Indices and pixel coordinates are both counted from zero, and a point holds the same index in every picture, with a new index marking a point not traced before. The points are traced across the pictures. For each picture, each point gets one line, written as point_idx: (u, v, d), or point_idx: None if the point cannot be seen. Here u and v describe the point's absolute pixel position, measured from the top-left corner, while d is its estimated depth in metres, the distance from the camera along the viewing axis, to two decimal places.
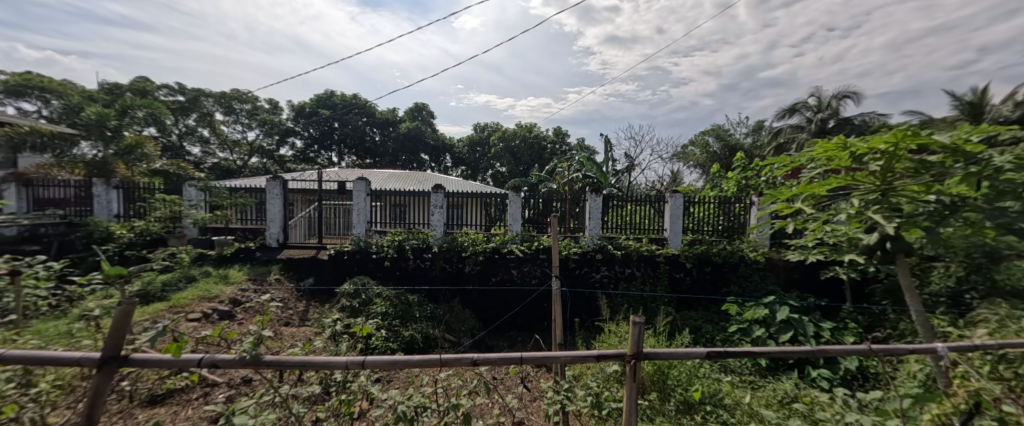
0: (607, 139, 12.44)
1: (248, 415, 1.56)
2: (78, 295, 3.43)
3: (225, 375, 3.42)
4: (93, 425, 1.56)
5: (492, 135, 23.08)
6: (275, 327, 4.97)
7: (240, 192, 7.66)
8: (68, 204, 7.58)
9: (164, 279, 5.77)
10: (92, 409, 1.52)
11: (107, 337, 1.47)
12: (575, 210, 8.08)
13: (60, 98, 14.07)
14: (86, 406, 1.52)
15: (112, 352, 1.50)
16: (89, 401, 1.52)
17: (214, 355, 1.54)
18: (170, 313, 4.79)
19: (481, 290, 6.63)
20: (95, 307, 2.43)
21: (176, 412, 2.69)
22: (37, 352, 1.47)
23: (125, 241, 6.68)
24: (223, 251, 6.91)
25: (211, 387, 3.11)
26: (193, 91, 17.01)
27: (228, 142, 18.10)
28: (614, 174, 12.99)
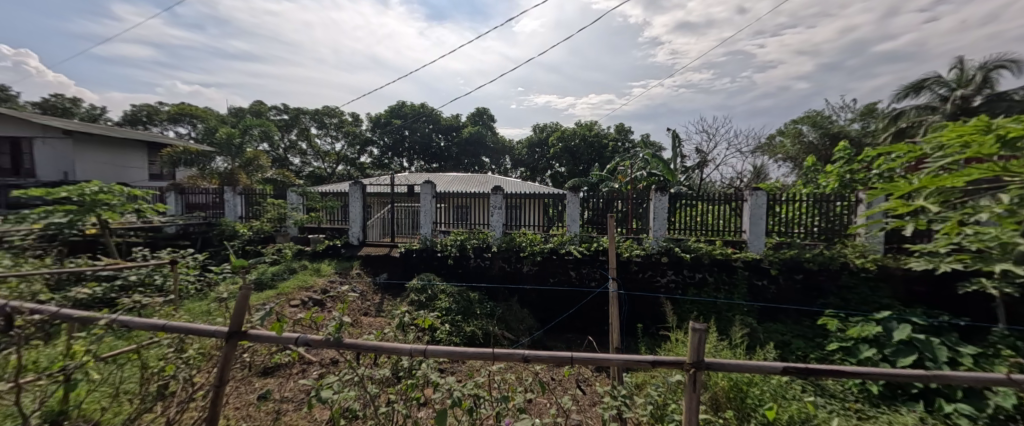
0: (675, 133, 11.61)
1: (332, 390, 1.80)
2: (215, 280, 4.28)
3: (317, 354, 3.94)
4: (223, 386, 1.92)
5: (551, 135, 22.93)
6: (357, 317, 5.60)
7: (330, 196, 8.81)
8: (207, 207, 9.31)
9: (273, 270, 6.82)
10: (222, 374, 1.87)
11: (232, 315, 1.81)
12: (638, 210, 7.71)
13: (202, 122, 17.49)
14: (218, 372, 1.88)
15: (234, 328, 1.84)
16: (220, 367, 1.87)
17: (308, 336, 1.81)
18: (276, 299, 5.65)
19: (540, 290, 6.68)
20: (226, 292, 3.02)
21: (280, 383, 3.20)
22: (187, 324, 1.86)
23: (246, 238, 8.05)
24: (316, 247, 7.95)
25: (308, 366, 3.63)
26: (294, 109, 19.93)
27: (320, 153, 20.70)
28: (683, 171, 12.10)
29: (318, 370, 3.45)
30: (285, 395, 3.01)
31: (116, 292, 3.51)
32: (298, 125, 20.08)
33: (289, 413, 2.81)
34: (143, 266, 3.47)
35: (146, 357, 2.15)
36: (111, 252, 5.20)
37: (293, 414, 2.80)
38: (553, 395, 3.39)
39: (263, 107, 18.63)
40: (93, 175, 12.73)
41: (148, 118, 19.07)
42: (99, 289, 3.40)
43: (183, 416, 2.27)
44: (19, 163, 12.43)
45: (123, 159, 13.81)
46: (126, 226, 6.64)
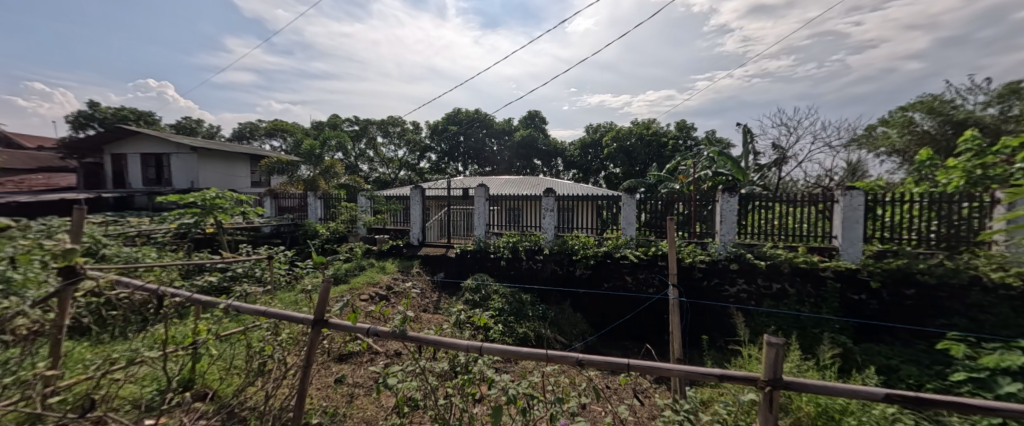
0: (746, 129, 10.61)
1: (397, 378, 1.93)
2: (300, 276, 4.83)
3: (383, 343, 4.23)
4: (309, 369, 2.11)
5: (605, 135, 22.24)
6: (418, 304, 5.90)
7: (394, 199, 9.50)
8: (294, 210, 10.49)
9: (347, 266, 7.52)
10: (309, 358, 2.07)
11: (316, 305, 2.02)
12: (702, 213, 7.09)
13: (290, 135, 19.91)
14: (306, 355, 2.08)
15: (318, 316, 2.04)
16: (308, 351, 2.07)
17: (377, 327, 1.96)
18: (349, 294, 6.17)
19: (593, 295, 6.48)
20: (311, 285, 3.38)
21: (351, 369, 3.48)
22: (282, 311, 2.08)
23: (324, 237, 8.97)
24: (382, 246, 8.60)
25: (376, 356, 3.80)
26: (364, 121, 21.83)
27: (385, 160, 22.37)
28: (758, 170, 11.02)
29: (385, 359, 3.59)
30: (356, 381, 3.17)
31: (229, 280, 4.10)
32: (367, 135, 21.92)
33: (362, 398, 2.92)
34: (246, 260, 4.03)
35: (249, 339, 2.47)
36: (223, 247, 6.08)
37: (365, 400, 2.92)
38: (609, 403, 3.28)
39: (339, 120, 20.62)
40: (211, 183, 15.14)
41: (249, 134, 22.20)
42: (211, 278, 3.98)
43: (272, 392, 2.55)
44: (161, 174, 15.18)
45: (231, 168, 16.20)
46: (231, 226, 7.76)
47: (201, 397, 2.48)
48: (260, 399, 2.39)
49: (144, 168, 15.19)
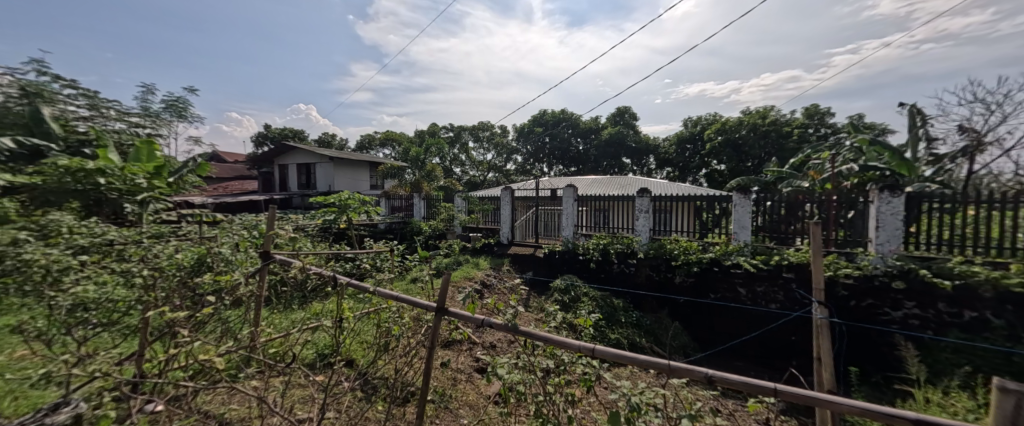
0: (916, 112, 8.58)
1: (505, 371, 1.96)
2: (412, 268, 5.30)
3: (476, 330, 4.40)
4: (432, 360, 1.95)
5: (707, 129, 20.15)
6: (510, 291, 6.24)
7: (487, 201, 10.05)
8: (402, 209, 11.79)
9: (448, 260, 8.13)
10: (433, 348, 1.91)
11: (438, 292, 1.85)
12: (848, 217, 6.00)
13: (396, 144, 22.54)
14: (429, 346, 1.92)
15: (440, 302, 1.86)
16: (431, 341, 1.91)
17: (491, 320, 1.83)
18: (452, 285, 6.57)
19: (696, 304, 5.94)
20: (423, 274, 3.75)
21: (454, 354, 3.63)
22: (413, 298, 1.99)
23: (427, 234, 9.87)
24: (476, 244, 9.16)
25: (473, 343, 3.96)
26: (458, 128, 23.64)
27: (475, 163, 23.80)
28: (932, 164, 8.86)
29: (482, 347, 3.75)
30: (458, 366, 3.35)
31: (360, 268, 4.70)
32: (460, 141, 23.65)
33: (464, 384, 3.10)
34: (375, 252, 4.55)
35: (380, 316, 2.65)
36: (354, 241, 6.84)
37: (467, 386, 3.09)
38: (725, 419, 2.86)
39: (436, 128, 22.54)
40: (341, 187, 18.00)
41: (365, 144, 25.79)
42: (343, 265, 4.63)
43: (392, 365, 2.77)
44: (306, 179, 18.49)
45: (355, 174, 18.99)
46: (357, 223, 9.01)
47: (339, 362, 2.94)
48: (392, 370, 2.67)
49: (298, 175, 18.64)
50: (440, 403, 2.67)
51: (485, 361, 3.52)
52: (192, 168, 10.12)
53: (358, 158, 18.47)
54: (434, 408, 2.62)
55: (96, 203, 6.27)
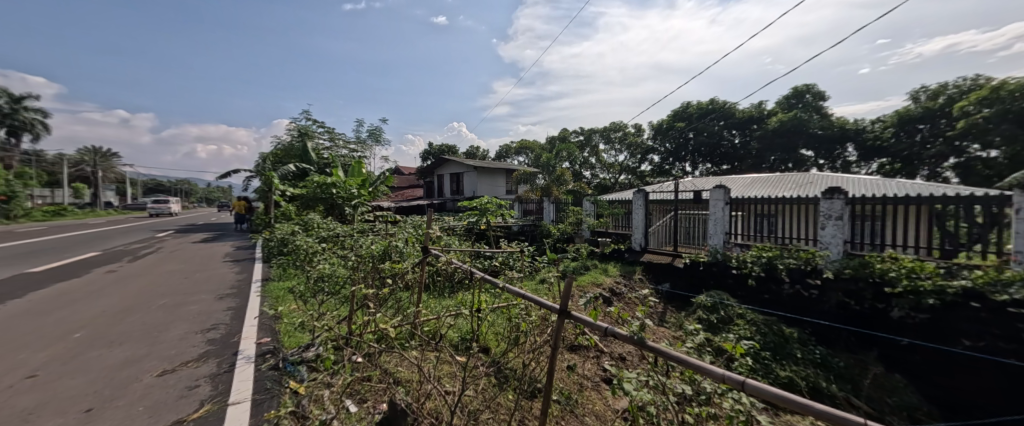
0: None
1: (632, 389, 1.74)
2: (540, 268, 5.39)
3: (602, 337, 4.20)
4: (552, 367, 1.80)
5: (949, 103, 14.50)
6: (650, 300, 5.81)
7: (617, 204, 9.64)
8: (533, 212, 12.38)
9: (576, 265, 8.03)
10: (553, 353, 1.77)
11: (562, 295, 1.70)
12: None
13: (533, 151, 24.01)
14: (551, 351, 1.79)
15: (564, 307, 1.72)
16: (552, 346, 1.78)
17: (615, 329, 1.62)
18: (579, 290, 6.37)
19: (924, 349, 4.24)
20: (550, 276, 3.77)
21: (581, 360, 3.54)
22: (537, 298, 1.93)
23: (556, 237, 9.97)
24: (605, 249, 8.86)
25: (598, 351, 3.77)
26: (589, 130, 23.56)
27: (606, 165, 23.23)
28: None
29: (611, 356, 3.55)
30: (585, 373, 3.24)
31: (494, 265, 5.05)
32: (591, 143, 23.54)
33: (590, 392, 2.97)
34: (507, 252, 4.80)
35: (511, 311, 2.72)
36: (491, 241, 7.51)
37: (593, 394, 2.95)
38: None
39: (568, 132, 22.81)
40: (483, 192, 20.16)
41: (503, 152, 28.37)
42: (479, 262, 5.07)
43: (520, 358, 2.84)
44: (455, 186, 21.38)
45: (494, 180, 21.00)
46: (495, 224, 9.86)
47: (476, 348, 3.20)
48: (521, 362, 2.71)
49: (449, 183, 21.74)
50: (567, 405, 2.60)
51: (613, 372, 3.32)
52: (382, 180, 13.41)
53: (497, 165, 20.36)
54: (561, 410, 2.55)
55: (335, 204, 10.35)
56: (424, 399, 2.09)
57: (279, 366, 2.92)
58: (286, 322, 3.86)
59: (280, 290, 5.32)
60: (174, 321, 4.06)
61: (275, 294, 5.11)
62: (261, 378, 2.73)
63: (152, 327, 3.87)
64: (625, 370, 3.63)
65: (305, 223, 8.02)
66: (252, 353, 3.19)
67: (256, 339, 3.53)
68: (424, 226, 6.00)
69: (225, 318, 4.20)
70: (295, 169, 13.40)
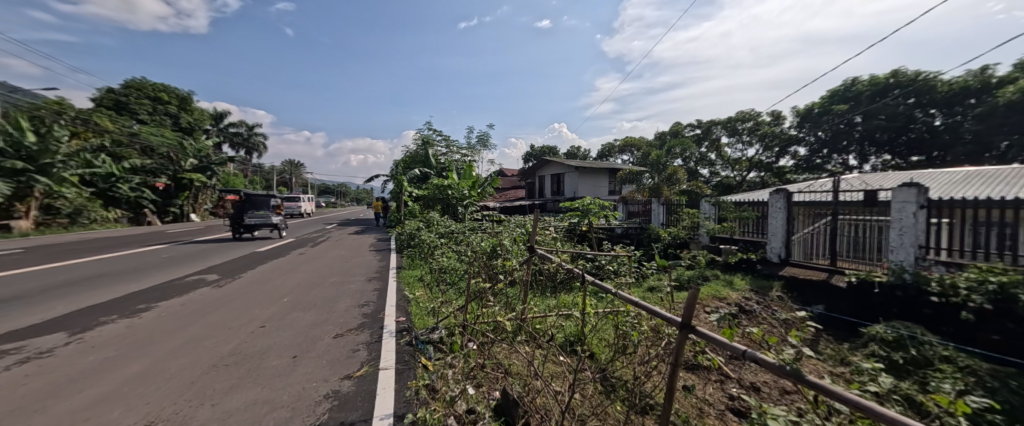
0: None
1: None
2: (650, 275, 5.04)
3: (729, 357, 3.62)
4: (674, 384, 1.64)
5: None
6: (793, 322, 4.84)
7: (745, 206, 8.38)
8: (639, 214, 11.64)
9: (691, 274, 7.18)
10: (676, 368, 1.61)
11: (685, 306, 1.50)
12: None
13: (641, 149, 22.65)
14: (672, 364, 1.63)
15: (687, 319, 1.52)
16: (674, 359, 1.62)
17: (758, 354, 1.26)
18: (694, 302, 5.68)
19: None
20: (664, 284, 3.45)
21: (703, 384, 3.09)
22: (653, 308, 1.76)
23: (666, 242, 9.15)
24: (729, 258, 7.79)
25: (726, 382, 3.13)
26: (708, 123, 21.09)
27: (730, 162, 20.49)
28: None
29: (743, 384, 3.01)
30: (708, 398, 2.80)
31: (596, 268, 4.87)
32: (710, 137, 21.05)
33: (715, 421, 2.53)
34: (611, 256, 4.56)
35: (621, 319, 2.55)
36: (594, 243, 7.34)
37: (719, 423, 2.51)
38: None
39: (681, 126, 20.69)
40: (585, 192, 19.79)
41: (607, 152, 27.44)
42: (582, 264, 4.97)
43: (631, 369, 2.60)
44: (557, 187, 21.45)
45: (597, 181, 20.40)
46: (597, 225, 9.60)
47: (583, 352, 3.11)
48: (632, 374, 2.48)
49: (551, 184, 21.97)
50: None
51: (747, 404, 2.77)
52: (489, 181, 14.36)
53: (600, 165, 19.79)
54: (682, 419, 2.23)
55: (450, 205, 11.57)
56: (537, 395, 2.14)
57: (412, 342, 3.39)
58: (416, 306, 4.44)
59: (410, 277, 6.19)
60: (340, 296, 5.10)
61: (407, 280, 5.97)
62: (399, 350, 3.21)
63: (327, 299, 4.94)
64: (761, 401, 2.88)
65: (427, 220, 9.13)
66: (393, 329, 3.76)
67: (395, 318, 4.16)
68: (529, 225, 6.21)
69: (372, 297, 5.08)
70: (418, 173, 15.45)
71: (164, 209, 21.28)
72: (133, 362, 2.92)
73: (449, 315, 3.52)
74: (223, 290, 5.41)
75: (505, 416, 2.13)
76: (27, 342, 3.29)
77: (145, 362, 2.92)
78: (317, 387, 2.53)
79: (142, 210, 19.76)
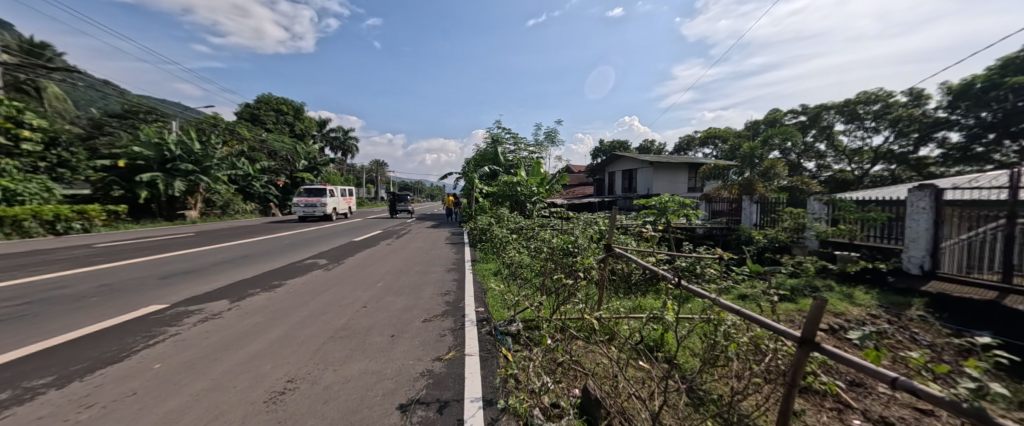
0: None
1: None
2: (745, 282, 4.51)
3: (849, 375, 3.05)
4: (792, 400, 1.45)
5: None
6: (941, 348, 3.94)
7: (872, 206, 7.08)
8: (727, 214, 10.49)
9: (795, 282, 6.23)
10: (793, 385, 1.42)
11: (807, 316, 1.32)
12: None
13: (730, 141, 20.45)
14: (790, 381, 1.44)
15: (809, 331, 1.34)
16: (792, 373, 1.43)
17: (920, 385, 1.00)
18: (801, 314, 4.94)
19: None
20: (762, 292, 3.03)
21: (815, 409, 2.55)
22: (759, 315, 1.59)
23: (761, 245, 8.06)
24: (847, 267, 6.68)
25: (842, 404, 2.64)
26: (816, 108, 18.20)
27: (846, 152, 17.44)
28: None
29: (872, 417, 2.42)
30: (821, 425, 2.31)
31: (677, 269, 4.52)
32: (820, 123, 18.15)
33: None
34: (694, 257, 4.20)
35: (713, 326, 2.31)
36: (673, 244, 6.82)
37: None
38: None
39: (779, 114, 18.12)
40: (661, 189, 18.50)
41: (688, 145, 25.32)
42: (663, 264, 4.63)
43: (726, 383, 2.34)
44: (629, 183, 20.40)
45: (675, 177, 18.93)
46: (675, 225, 8.91)
47: (668, 359, 2.90)
48: (727, 387, 2.23)
49: (622, 180, 20.94)
50: None
51: None
52: (557, 178, 14.20)
53: (680, 160, 18.33)
54: None
55: (520, 202, 11.73)
56: (620, 398, 2.06)
57: (492, 332, 3.53)
58: (494, 298, 4.60)
59: (486, 270, 6.42)
60: (425, 284, 5.54)
61: (483, 273, 6.22)
62: (481, 339, 3.36)
63: (415, 286, 5.42)
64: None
65: (498, 216, 9.37)
66: (473, 318, 3.95)
67: (475, 307, 4.37)
68: (601, 223, 5.99)
69: (452, 287, 5.40)
70: (488, 171, 16.04)
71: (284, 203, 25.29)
72: (273, 328, 3.54)
73: (527, 309, 3.59)
74: (332, 273, 6.26)
75: (588, 416, 2.10)
76: (203, 305, 4.20)
77: (284, 328, 3.54)
78: (414, 364, 2.79)
79: (269, 203, 23.74)
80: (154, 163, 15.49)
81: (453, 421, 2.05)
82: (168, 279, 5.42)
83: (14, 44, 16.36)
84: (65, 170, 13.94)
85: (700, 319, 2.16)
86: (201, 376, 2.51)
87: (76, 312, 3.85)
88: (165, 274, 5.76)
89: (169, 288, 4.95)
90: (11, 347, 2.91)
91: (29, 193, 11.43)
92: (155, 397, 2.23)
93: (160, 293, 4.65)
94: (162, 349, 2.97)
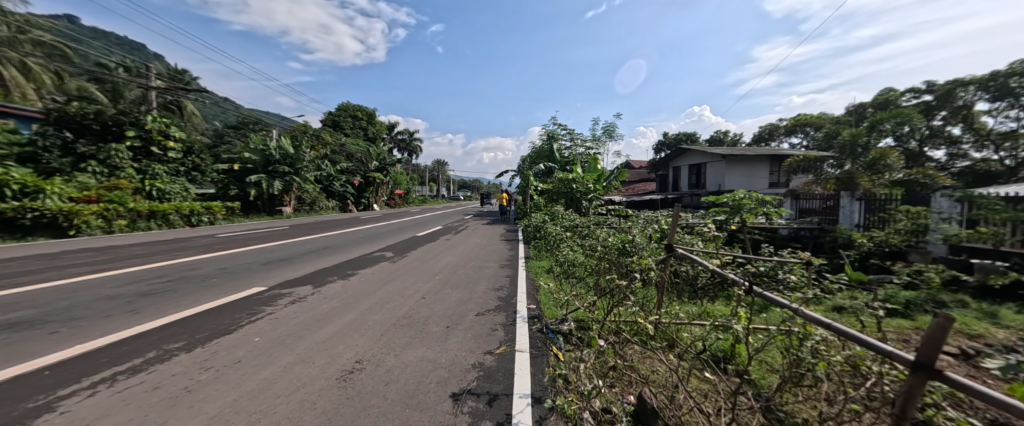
0: None
1: None
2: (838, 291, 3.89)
3: (991, 411, 2.39)
4: None
5: None
6: None
7: None
8: (819, 213, 9.13)
9: (910, 294, 5.21)
10: (903, 416, 1.20)
11: (925, 334, 1.09)
12: None
13: (826, 129, 17.79)
14: (897, 410, 1.22)
15: (928, 354, 1.11)
16: (901, 401, 1.21)
17: None
18: (918, 334, 4.09)
19: None
20: (857, 303, 2.60)
21: None
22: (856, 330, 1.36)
23: (865, 250, 6.87)
24: (989, 279, 5.39)
25: None
26: (947, 84, 15.01)
27: (990, 137, 14.08)
28: None
29: None
30: None
31: (752, 274, 4.05)
32: (952, 103, 14.97)
33: None
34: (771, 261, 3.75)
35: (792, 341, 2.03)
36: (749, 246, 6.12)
37: None
38: None
39: (894, 94, 15.21)
40: (736, 185, 16.74)
41: (771, 135, 22.58)
42: (733, 267, 4.21)
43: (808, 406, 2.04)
44: (697, 179, 18.81)
45: (752, 171, 17.00)
46: (751, 224, 7.93)
47: (737, 373, 2.61)
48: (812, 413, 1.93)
49: (690, 176, 19.36)
50: None
51: None
52: (616, 174, 13.64)
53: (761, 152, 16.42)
54: None
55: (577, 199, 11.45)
56: (678, 409, 1.92)
57: (543, 330, 3.51)
58: (547, 296, 4.58)
59: (540, 267, 6.41)
60: (480, 279, 5.72)
61: (536, 270, 6.21)
62: (532, 336, 3.37)
63: (470, 280, 5.62)
64: None
65: (554, 213, 9.26)
66: (526, 315, 3.98)
67: (528, 304, 4.39)
68: (663, 221, 5.62)
69: (506, 283, 5.48)
70: (544, 168, 15.98)
71: (359, 200, 27.83)
72: (346, 313, 3.92)
73: (579, 309, 3.52)
74: (397, 265, 6.74)
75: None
76: (293, 289, 4.82)
77: (356, 313, 3.93)
78: (466, 356, 2.89)
79: (347, 200, 26.24)
80: (259, 166, 18.32)
81: (501, 415, 2.08)
82: (267, 266, 6.31)
83: (165, 72, 20.37)
84: (197, 173, 16.46)
85: (779, 331, 1.89)
86: (290, 350, 2.89)
87: (201, 289, 4.67)
88: (265, 261, 6.72)
89: (268, 272, 5.76)
90: (157, 316, 3.63)
91: (173, 191, 14.28)
92: (256, 365, 2.62)
93: (261, 277, 5.43)
94: (262, 325, 3.48)
